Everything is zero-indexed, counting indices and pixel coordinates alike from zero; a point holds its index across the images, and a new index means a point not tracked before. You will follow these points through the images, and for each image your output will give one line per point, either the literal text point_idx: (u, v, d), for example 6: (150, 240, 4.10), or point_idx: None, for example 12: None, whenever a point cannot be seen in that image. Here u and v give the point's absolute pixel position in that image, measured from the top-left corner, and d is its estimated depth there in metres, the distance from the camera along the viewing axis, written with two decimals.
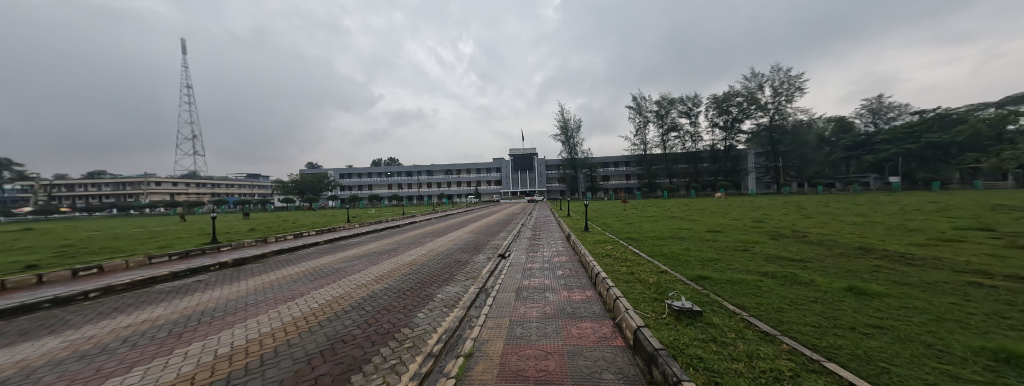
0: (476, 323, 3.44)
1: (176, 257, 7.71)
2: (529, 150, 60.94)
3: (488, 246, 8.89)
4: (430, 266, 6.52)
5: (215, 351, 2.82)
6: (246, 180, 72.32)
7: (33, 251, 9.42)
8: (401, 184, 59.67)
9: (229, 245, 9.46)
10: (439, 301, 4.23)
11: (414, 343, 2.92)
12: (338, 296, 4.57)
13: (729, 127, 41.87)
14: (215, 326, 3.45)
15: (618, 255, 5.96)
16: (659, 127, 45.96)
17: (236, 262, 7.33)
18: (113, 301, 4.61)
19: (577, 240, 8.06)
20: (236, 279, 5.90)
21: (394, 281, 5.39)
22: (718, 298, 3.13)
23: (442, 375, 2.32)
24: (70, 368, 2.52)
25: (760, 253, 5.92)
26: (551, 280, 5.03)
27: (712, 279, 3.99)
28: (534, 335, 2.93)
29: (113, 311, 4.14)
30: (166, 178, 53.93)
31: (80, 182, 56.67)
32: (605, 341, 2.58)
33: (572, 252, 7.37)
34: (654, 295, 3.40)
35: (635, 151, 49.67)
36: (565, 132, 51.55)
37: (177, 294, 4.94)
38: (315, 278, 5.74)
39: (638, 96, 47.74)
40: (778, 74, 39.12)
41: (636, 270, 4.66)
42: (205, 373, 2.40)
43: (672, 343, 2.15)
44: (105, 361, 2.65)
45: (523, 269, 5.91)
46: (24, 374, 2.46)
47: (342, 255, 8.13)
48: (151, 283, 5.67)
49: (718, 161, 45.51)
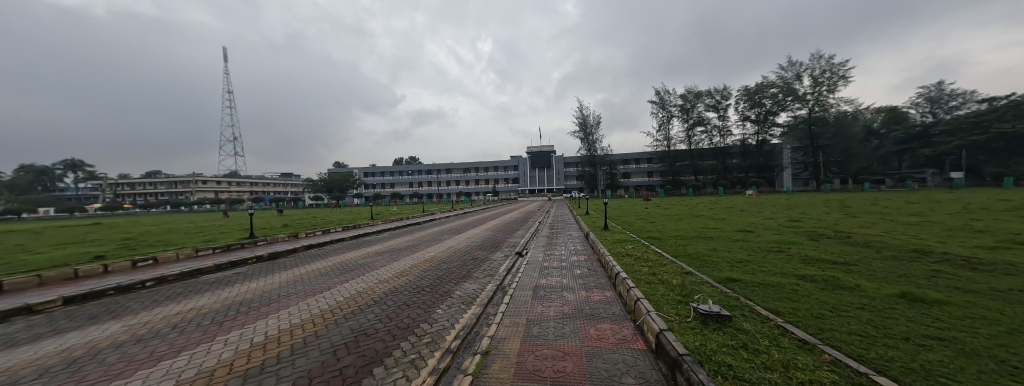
0: (493, 321, 3.45)
1: (219, 250, 8.38)
2: (547, 148, 60.64)
3: (506, 244, 8.89)
4: (449, 263, 6.61)
5: (253, 339, 3.03)
6: (279, 178, 77.29)
7: (102, 244, 10.60)
8: (422, 182, 61.37)
9: (265, 240, 10.17)
10: (456, 298, 4.30)
11: (433, 339, 2.98)
12: (361, 291, 4.75)
13: (763, 120, 39.29)
14: (252, 316, 3.70)
15: (639, 255, 5.75)
16: (683, 122, 44.11)
17: (271, 256, 7.87)
18: (165, 290, 5.07)
19: (595, 239, 7.88)
20: (270, 272, 6.30)
21: (414, 277, 5.52)
22: (750, 302, 2.93)
23: (459, 372, 2.34)
24: (128, 351, 2.79)
25: (798, 254, 5.47)
26: (569, 279, 4.96)
27: (741, 282, 3.77)
28: (551, 335, 2.89)
29: (167, 299, 4.58)
30: (211, 177, 58.90)
31: (139, 182, 62.70)
32: (625, 344, 2.50)
33: (590, 251, 7.19)
34: (679, 298, 3.22)
35: (658, 147, 47.97)
36: (585, 128, 50.59)
37: (218, 285, 5.36)
38: (340, 273, 5.98)
39: (661, 90, 45.90)
40: (818, 62, 36.07)
41: (658, 271, 4.50)
42: (240, 361, 2.56)
43: (698, 348, 2.03)
44: (157, 346, 2.91)
45: (540, 268, 5.86)
46: (88, 356, 2.73)
47: (366, 251, 8.48)
48: (198, 274, 6.18)
49: (749, 157, 42.94)
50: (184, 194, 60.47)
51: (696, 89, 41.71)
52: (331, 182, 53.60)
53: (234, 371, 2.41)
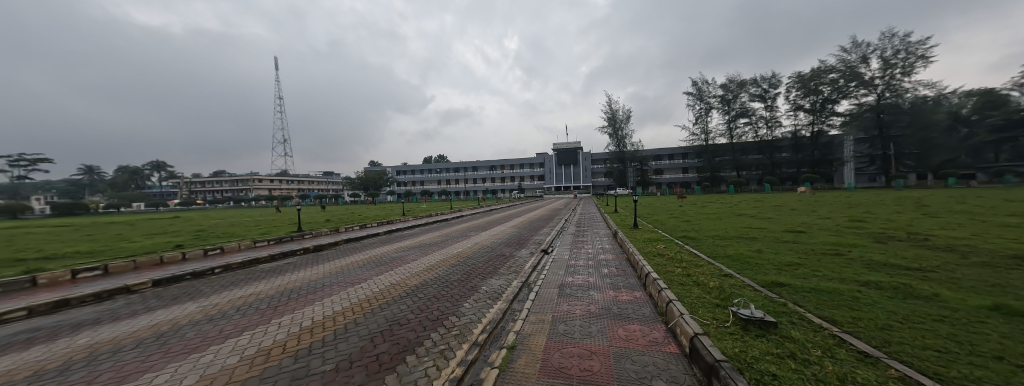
0: (519, 317, 3.49)
1: (272, 241, 9.30)
2: (574, 144, 59.63)
3: (531, 241, 8.87)
4: (476, 259, 6.77)
5: (301, 323, 3.35)
6: (323, 177, 83.82)
7: (181, 234, 12.24)
8: (450, 180, 63.16)
9: (311, 233, 11.12)
10: (483, 293, 4.40)
11: (460, 331, 3.08)
12: (394, 283, 5.04)
13: (819, 109, 35.26)
14: (301, 302, 4.09)
15: (672, 255, 5.44)
16: (724, 114, 40.91)
17: (316, 248, 8.60)
18: (230, 277, 5.74)
19: (624, 238, 7.60)
20: (315, 263, 6.88)
21: (442, 272, 5.72)
22: (799, 309, 2.66)
23: (486, 365, 2.41)
24: (203, 328, 3.23)
25: (861, 259, 4.86)
26: (596, 278, 4.84)
27: (790, 287, 3.44)
28: (576, 333, 2.87)
29: (231, 284, 5.21)
30: (265, 176, 65.35)
31: (207, 180, 71.07)
32: (656, 346, 2.40)
33: (619, 250, 6.97)
34: (715, 301, 3.03)
35: (694, 141, 45.03)
36: (614, 123, 48.78)
37: (272, 273, 5.96)
38: (375, 266, 6.38)
39: (698, 80, 42.91)
40: (891, 41, 31.48)
41: (694, 272, 4.24)
42: (292, 343, 2.84)
43: (737, 355, 1.90)
44: (226, 325, 3.33)
45: (566, 265, 5.80)
46: (171, 331, 3.19)
47: (398, 245, 8.94)
48: (256, 263, 6.94)
49: (801, 150, 38.81)
50: (244, 191, 67.79)
51: (739, 78, 38.44)
52: (367, 180, 56.92)
53: (287, 351, 2.69)
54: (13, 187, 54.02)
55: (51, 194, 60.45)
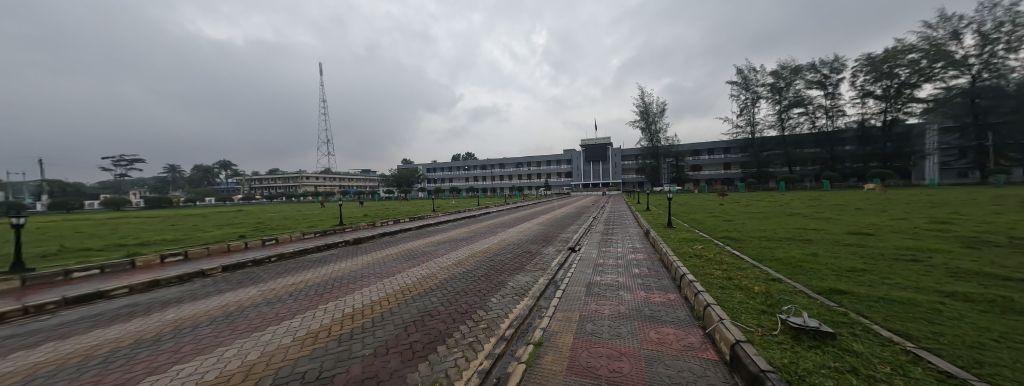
0: (545, 314, 3.50)
1: (318, 234, 10.16)
2: (603, 140, 57.84)
3: (557, 239, 8.78)
4: (503, 255, 6.88)
5: (343, 310, 3.65)
6: (361, 175, 89.55)
7: (243, 226, 13.75)
8: (478, 177, 64.31)
9: (351, 227, 11.96)
10: (510, 289, 4.46)
11: (488, 325, 3.16)
12: (425, 275, 5.30)
13: (894, 95, 30.77)
14: (343, 291, 4.45)
15: (710, 257, 5.07)
16: (774, 104, 37.20)
17: (355, 240, 9.28)
18: (283, 265, 6.38)
19: (657, 237, 7.23)
20: (355, 255, 7.42)
21: (471, 266, 5.90)
22: (863, 320, 2.37)
23: (513, 359, 2.45)
24: (263, 310, 3.65)
25: (945, 266, 4.18)
26: (627, 278, 4.67)
27: (852, 295, 3.06)
28: (605, 333, 2.80)
29: (284, 271, 5.80)
30: (312, 174, 71.28)
31: (263, 177, 79.03)
32: (692, 351, 2.28)
33: (651, 249, 6.65)
34: (761, 307, 2.79)
35: (738, 134, 41.45)
36: (647, 117, 46.41)
37: (318, 263, 6.53)
38: (408, 259, 6.72)
39: (745, 68, 39.35)
40: (993, 11, 26.50)
41: (735, 275, 3.93)
42: (336, 328, 3.10)
43: (786, 366, 1.75)
44: (280, 308, 3.72)
45: (594, 264, 5.67)
46: (236, 312, 3.63)
47: (429, 240, 9.35)
48: (306, 252, 7.65)
49: (869, 142, 34.13)
50: (294, 188, 74.60)
51: (794, 63, 34.66)
52: (400, 177, 59.77)
53: (332, 334, 2.95)
54: (118, 183, 64.37)
55: (144, 190, 71.09)
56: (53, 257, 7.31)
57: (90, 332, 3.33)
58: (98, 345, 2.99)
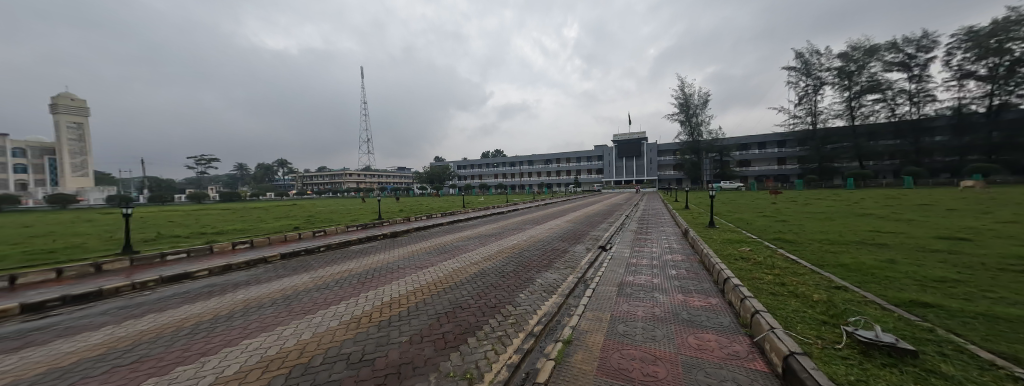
0: (575, 312, 3.45)
1: (360, 227, 10.96)
2: (637, 135, 55.26)
3: (587, 236, 8.60)
4: (531, 251, 6.89)
5: (381, 299, 3.90)
6: (397, 172, 94.78)
7: (296, 219, 15.25)
8: (507, 174, 64.81)
9: (389, 221, 12.72)
10: (538, 285, 4.46)
11: (517, 320, 3.20)
12: (455, 269, 5.49)
13: (1003, 75, 25.47)
14: (382, 281, 4.76)
15: (759, 260, 4.63)
16: (841, 90, 32.77)
17: (393, 234, 9.89)
18: (330, 255, 6.99)
19: (697, 237, 6.75)
20: (392, 247, 7.91)
21: (500, 262, 6.01)
22: (957, 339, 2.02)
23: (542, 356, 2.45)
24: (314, 295, 4.02)
25: None
26: (662, 279, 4.44)
27: (944, 310, 2.60)
28: (638, 336, 2.70)
29: (330, 260, 6.36)
30: (354, 171, 76.88)
31: (313, 175, 86.75)
32: (737, 360, 2.12)
33: (690, 250, 6.21)
34: (822, 317, 2.50)
35: (796, 126, 37.12)
36: (686, 110, 43.41)
37: (360, 254, 7.06)
38: (440, 253, 7.01)
39: (805, 51, 35.12)
40: None
41: (790, 281, 3.55)
42: (375, 315, 3.33)
43: (847, 383, 1.57)
44: (328, 294, 4.08)
45: (626, 264, 5.47)
46: (290, 296, 4.04)
47: (460, 235, 9.67)
48: (350, 244, 8.30)
49: (967, 132, 28.73)
50: (339, 184, 81.11)
51: (868, 43, 30.31)
52: (433, 174, 62.13)
53: (373, 320, 3.19)
54: (200, 180, 74.90)
55: (220, 186, 81.78)
56: (153, 242, 8.72)
57: (180, 307, 3.94)
58: (186, 319, 3.51)
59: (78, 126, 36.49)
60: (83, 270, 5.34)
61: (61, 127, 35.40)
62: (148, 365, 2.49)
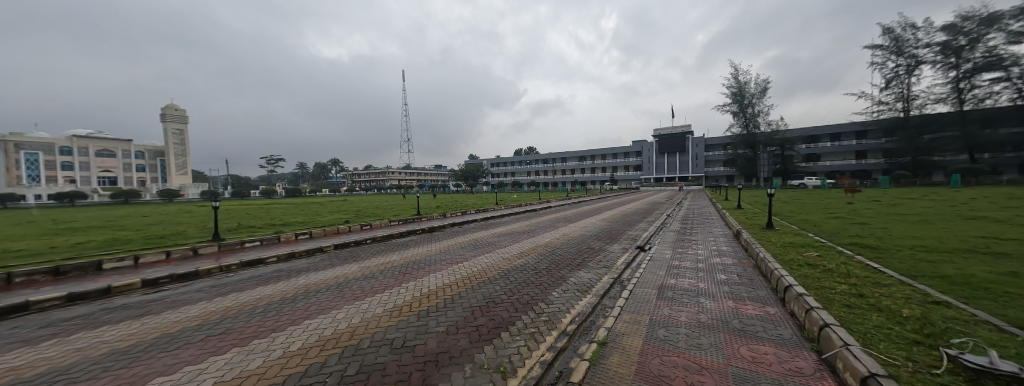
0: (610, 313, 3.34)
1: (401, 222, 11.69)
2: (681, 128, 51.55)
3: (624, 236, 8.25)
4: (564, 250, 6.79)
5: (420, 290, 4.14)
6: (435, 170, 99.36)
7: (347, 213, 16.72)
8: (539, 172, 64.47)
9: (426, 217, 13.35)
10: (572, 284, 4.39)
11: (549, 318, 3.19)
12: (489, 264, 5.62)
13: None
14: (419, 273, 5.04)
15: (831, 267, 4.05)
16: (945, 70, 27.33)
17: (430, 229, 10.43)
18: (375, 247, 7.56)
19: (751, 240, 6.11)
20: (430, 242, 8.34)
21: (532, 259, 6.04)
22: None
23: (575, 355, 2.43)
24: (361, 284, 4.40)
25: None
26: (709, 284, 4.10)
27: None
28: (680, 342, 2.54)
29: (375, 252, 6.90)
30: (396, 169, 82.12)
31: (361, 173, 94.34)
32: (800, 379, 1.89)
33: (743, 254, 5.63)
34: (916, 336, 2.11)
35: (883, 113, 31.61)
36: (740, 99, 39.32)
37: (401, 247, 7.53)
38: (474, 248, 7.24)
39: (897, 26, 29.70)
40: None
41: (871, 293, 3.06)
42: (413, 305, 3.54)
43: None
44: (374, 283, 4.43)
45: (668, 266, 5.14)
46: (342, 284, 4.47)
47: (492, 231, 9.84)
48: (392, 237, 8.92)
49: None
50: (383, 181, 87.26)
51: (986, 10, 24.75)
52: (467, 172, 63.87)
53: (411, 309, 3.39)
54: (269, 178, 85.60)
55: (285, 183, 92.78)
56: (235, 231, 10.21)
57: (256, 288, 4.56)
58: (259, 299, 4.06)
59: (181, 132, 44.02)
60: (184, 253, 6.42)
61: (169, 133, 43.10)
62: (232, 336, 2.92)
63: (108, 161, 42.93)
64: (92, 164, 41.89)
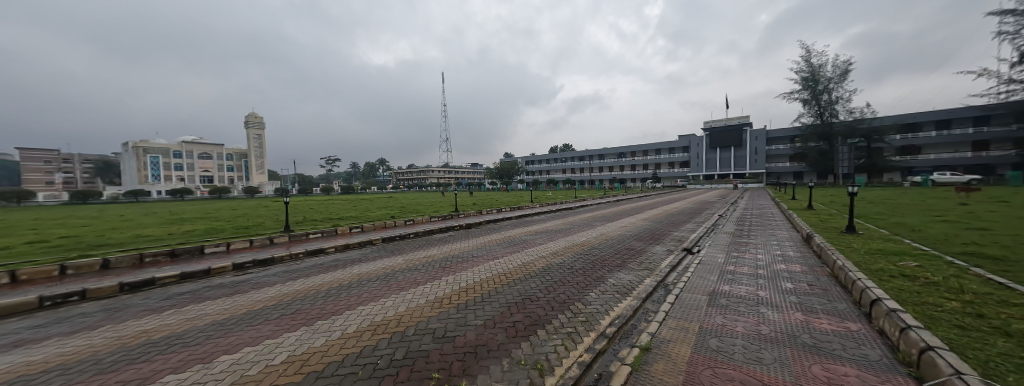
0: (653, 318, 3.16)
1: (440, 218, 12.23)
2: (734, 121, 47.20)
3: (668, 237, 7.75)
4: (602, 249, 6.57)
5: (459, 284, 4.30)
6: (471, 168, 102.33)
7: (392, 209, 17.94)
8: (575, 169, 63.06)
9: (463, 214, 13.81)
10: (610, 285, 4.24)
11: (587, 319, 3.12)
12: (524, 262, 5.64)
13: None
14: (458, 268, 5.24)
15: (936, 280, 3.38)
16: None
17: (467, 225, 10.78)
18: (417, 241, 8.01)
19: (825, 245, 5.33)
20: (467, 238, 8.60)
21: (568, 258, 5.94)
22: None
23: (615, 359, 2.34)
24: (406, 276, 4.70)
25: None
26: (772, 292, 3.68)
27: None
28: (736, 354, 2.31)
29: (418, 246, 7.33)
30: (436, 168, 86.25)
31: (405, 171, 100.68)
32: None
33: (814, 261, 4.95)
34: None
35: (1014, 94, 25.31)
36: (812, 84, 34.03)
37: (440, 242, 7.89)
38: (509, 245, 7.33)
39: None
40: None
41: (995, 314, 2.50)
42: (452, 298, 3.69)
43: None
44: (417, 276, 4.70)
45: (720, 271, 4.70)
46: (388, 275, 4.83)
47: (527, 229, 9.88)
48: (433, 233, 9.39)
49: None
50: (424, 179, 92.22)
51: None
52: (502, 170, 64.72)
53: (451, 302, 3.55)
54: (328, 176, 95.31)
55: (340, 180, 102.64)
56: (302, 224, 11.57)
57: (318, 275, 5.12)
58: (320, 285, 4.54)
59: (260, 137, 51.06)
60: (263, 241, 7.45)
61: (251, 138, 50.12)
62: (301, 316, 3.33)
63: (207, 163, 51.31)
64: (196, 165, 50.40)
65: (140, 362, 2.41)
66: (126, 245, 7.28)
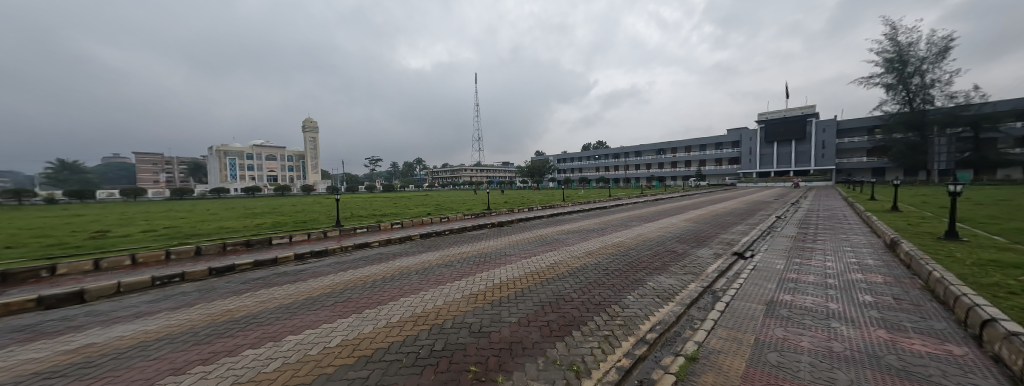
0: (700, 326, 2.95)
1: (473, 216, 12.54)
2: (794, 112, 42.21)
3: (715, 239, 7.20)
4: (640, 251, 6.25)
5: (493, 281, 4.38)
6: (503, 167, 103.35)
7: (430, 206, 18.79)
8: (609, 167, 60.89)
9: (496, 212, 14.01)
10: (650, 289, 4.04)
11: (625, 322, 3.00)
12: (557, 261, 5.58)
13: None
14: (491, 265, 5.33)
15: None
16: None
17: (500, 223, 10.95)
18: (452, 238, 8.28)
19: (915, 253, 4.56)
20: (499, 236, 8.71)
21: (603, 258, 5.75)
22: None
23: (657, 367, 2.22)
24: (442, 271, 4.88)
25: None
26: (846, 305, 3.24)
27: None
28: (801, 372, 2.07)
29: (453, 242, 7.58)
30: (469, 167, 88.52)
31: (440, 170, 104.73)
32: None
33: (900, 271, 4.26)
34: None
35: None
36: (898, 68, 28.88)
37: (473, 240, 8.07)
38: (542, 244, 7.30)
39: None
40: None
41: None
42: (486, 294, 3.77)
43: None
44: (452, 271, 4.87)
45: (779, 278, 4.25)
46: (426, 269, 5.05)
47: (560, 228, 9.73)
48: (466, 230, 9.66)
49: None
50: (457, 178, 95.25)
51: None
52: (534, 168, 64.52)
53: (485, 298, 3.61)
54: (371, 175, 102.48)
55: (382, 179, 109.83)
56: (350, 219, 12.57)
57: (364, 267, 5.52)
58: (366, 276, 4.89)
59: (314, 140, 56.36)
60: (319, 234, 8.24)
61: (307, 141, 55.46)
62: (351, 304, 3.63)
63: (272, 164, 57.91)
64: (263, 166, 57.09)
65: (225, 336, 2.79)
66: (212, 235, 8.50)
